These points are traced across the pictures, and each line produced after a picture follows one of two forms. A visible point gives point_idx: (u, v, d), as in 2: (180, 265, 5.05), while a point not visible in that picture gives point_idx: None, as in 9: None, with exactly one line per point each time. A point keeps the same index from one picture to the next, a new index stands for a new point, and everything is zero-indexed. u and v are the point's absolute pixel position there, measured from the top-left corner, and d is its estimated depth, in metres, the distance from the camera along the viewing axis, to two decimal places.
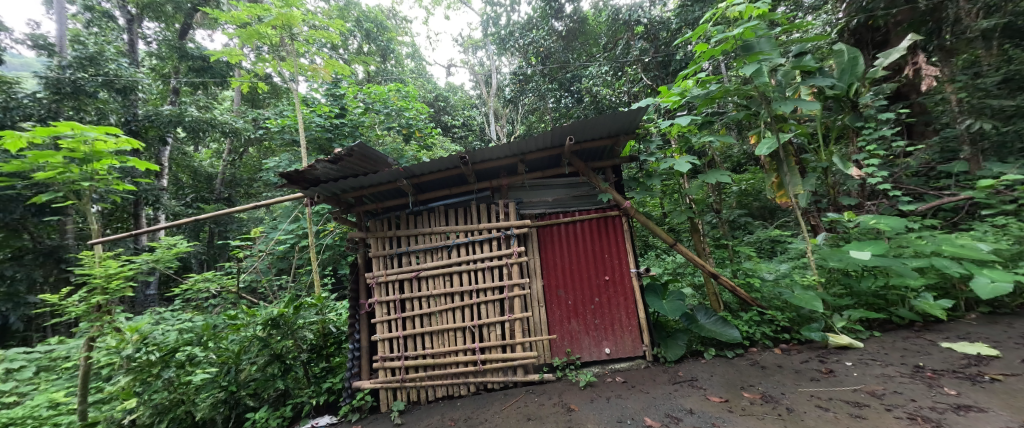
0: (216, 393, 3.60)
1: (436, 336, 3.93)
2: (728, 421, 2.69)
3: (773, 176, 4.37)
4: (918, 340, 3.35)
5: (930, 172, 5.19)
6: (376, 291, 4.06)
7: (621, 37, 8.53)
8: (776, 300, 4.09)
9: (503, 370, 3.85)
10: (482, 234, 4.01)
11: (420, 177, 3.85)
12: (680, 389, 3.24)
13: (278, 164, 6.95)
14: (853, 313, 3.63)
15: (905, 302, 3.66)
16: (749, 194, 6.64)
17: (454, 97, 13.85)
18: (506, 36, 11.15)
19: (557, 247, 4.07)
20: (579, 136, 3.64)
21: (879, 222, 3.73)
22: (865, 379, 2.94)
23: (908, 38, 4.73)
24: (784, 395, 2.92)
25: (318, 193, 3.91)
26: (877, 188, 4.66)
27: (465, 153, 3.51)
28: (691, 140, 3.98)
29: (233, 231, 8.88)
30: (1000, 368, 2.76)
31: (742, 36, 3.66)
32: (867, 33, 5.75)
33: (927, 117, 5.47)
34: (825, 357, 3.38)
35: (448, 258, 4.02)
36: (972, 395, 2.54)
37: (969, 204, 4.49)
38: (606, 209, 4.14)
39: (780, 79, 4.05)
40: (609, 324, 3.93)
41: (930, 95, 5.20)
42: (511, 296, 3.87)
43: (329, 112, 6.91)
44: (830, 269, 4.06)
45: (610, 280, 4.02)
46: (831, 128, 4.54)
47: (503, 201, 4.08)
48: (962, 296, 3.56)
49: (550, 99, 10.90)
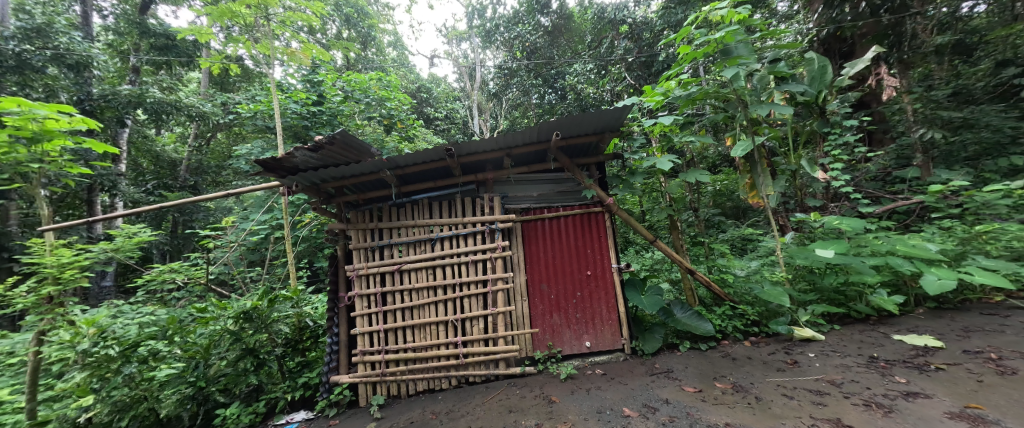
0: (182, 389, 3.44)
1: (418, 329, 3.90)
2: (700, 410, 2.81)
3: (746, 177, 4.56)
4: (873, 333, 3.60)
5: (886, 177, 5.58)
6: (356, 284, 3.99)
7: (606, 36, 8.62)
8: (746, 295, 4.27)
9: (485, 364, 3.88)
10: (467, 228, 4.00)
11: (404, 169, 3.78)
12: (656, 381, 3.36)
13: (249, 152, 6.60)
14: (816, 307, 3.86)
15: (862, 298, 3.92)
16: (723, 194, 6.83)
17: (438, 88, 13.46)
18: (492, 29, 11.17)
19: (540, 241, 4.09)
20: (566, 131, 3.66)
21: (841, 223, 3.96)
22: (826, 369, 3.14)
23: (873, 49, 4.94)
24: (753, 385, 3.08)
25: (296, 183, 3.76)
26: (841, 191, 4.96)
27: (451, 146, 3.48)
28: (672, 139, 4.04)
29: (198, 221, 8.39)
30: (944, 358, 3.00)
31: (723, 39, 3.79)
32: (835, 43, 6.09)
33: (885, 125, 5.90)
34: (791, 349, 3.59)
35: (431, 251, 3.98)
36: (920, 383, 2.76)
37: (920, 207, 4.87)
38: (590, 205, 4.20)
39: (756, 83, 4.19)
40: (590, 318, 4.01)
41: (888, 105, 5.64)
42: (494, 290, 3.89)
43: (306, 98, 6.53)
44: (796, 267, 4.28)
45: (592, 275, 4.09)
46: (801, 132, 4.77)
47: (489, 195, 4.07)
48: (913, 292, 3.84)
49: (534, 95, 10.95)
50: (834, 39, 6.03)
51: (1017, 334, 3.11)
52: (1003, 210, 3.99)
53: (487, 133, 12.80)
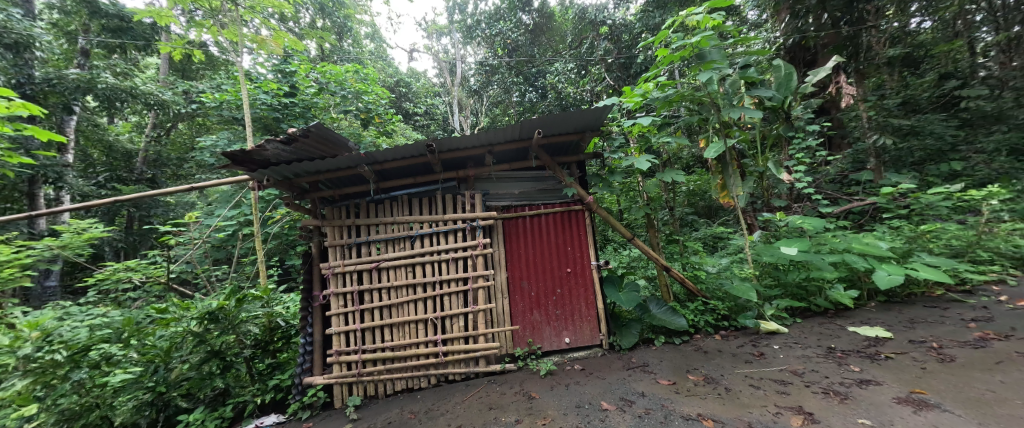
0: (139, 395, 3.24)
1: (396, 328, 3.83)
2: (674, 401, 2.92)
3: (718, 178, 4.75)
4: (831, 325, 3.85)
5: (844, 179, 5.97)
6: (332, 282, 3.87)
7: (586, 37, 8.75)
8: (718, 290, 4.45)
9: (465, 362, 3.86)
10: (447, 225, 3.96)
11: (383, 164, 3.70)
12: (633, 375, 3.45)
13: (214, 144, 6.25)
14: (780, 302, 4.08)
15: (820, 292, 4.17)
16: (696, 194, 7.08)
17: (417, 83, 13.20)
18: (473, 25, 11.09)
19: (521, 239, 4.11)
20: (548, 129, 3.67)
21: (803, 222, 4.20)
22: (789, 360, 3.33)
23: (833, 59, 5.20)
24: (723, 376, 3.22)
25: (267, 176, 3.61)
26: (803, 192, 5.25)
27: (432, 141, 3.43)
28: (650, 140, 4.15)
29: (157, 216, 7.87)
30: (892, 347, 3.24)
31: (698, 44, 3.91)
32: (800, 52, 6.49)
33: (843, 131, 6.30)
34: (757, 342, 3.77)
35: (410, 248, 3.92)
36: (871, 371, 2.97)
37: (872, 208, 5.24)
38: (570, 203, 4.25)
39: (728, 88, 4.35)
40: (569, 315, 4.07)
41: (846, 111, 6.02)
42: (474, 287, 3.87)
43: (277, 89, 6.25)
44: (763, 263, 4.50)
45: (572, 272, 4.14)
46: (767, 135, 4.99)
47: (470, 192, 4.04)
48: (866, 286, 4.13)
49: (514, 93, 10.97)
50: (799, 48, 6.41)
51: (955, 324, 3.40)
52: (944, 211, 4.36)
53: (467, 130, 12.68)
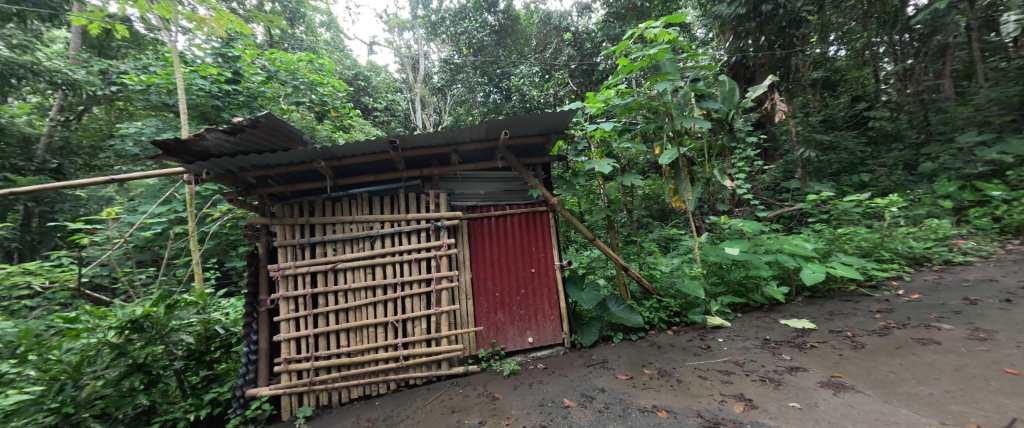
0: (41, 418, 2.67)
1: (353, 332, 3.65)
2: (632, 395, 3.05)
3: (671, 183, 5.04)
4: (766, 319, 4.24)
5: (777, 187, 6.61)
6: (281, 285, 3.61)
7: (551, 41, 9.11)
8: (670, 288, 4.72)
9: (426, 365, 3.76)
10: (410, 225, 3.84)
11: (341, 160, 3.52)
12: (593, 371, 3.56)
13: (139, 131, 5.58)
14: (724, 298, 4.42)
15: (758, 289, 4.58)
16: (651, 197, 7.48)
17: (377, 77, 12.71)
18: (437, 21, 10.91)
19: (486, 240, 4.09)
20: (514, 130, 3.69)
21: (743, 225, 4.58)
22: (732, 352, 3.61)
23: (770, 77, 5.72)
24: (675, 369, 3.42)
25: (207, 169, 3.28)
26: (743, 198, 5.76)
27: (395, 138, 3.30)
28: (611, 145, 4.32)
29: (64, 213, 6.83)
30: (816, 337, 3.64)
31: (656, 56, 4.14)
32: (742, 70, 7.29)
33: (776, 144, 7.00)
34: (705, 335, 4.06)
35: (370, 249, 3.75)
36: (799, 358, 3.31)
37: (800, 213, 5.85)
38: (535, 204, 4.30)
39: (681, 99, 4.64)
40: (533, 315, 4.11)
41: (779, 126, 6.68)
42: (438, 289, 3.79)
43: (218, 75, 5.71)
44: (710, 263, 4.85)
45: (535, 273, 4.19)
46: (713, 144, 5.40)
47: (434, 191, 3.96)
48: (795, 283, 4.60)
49: (479, 93, 10.91)
50: (740, 66, 7.17)
51: (864, 315, 3.88)
52: (855, 217, 4.98)
53: (429, 128, 12.37)
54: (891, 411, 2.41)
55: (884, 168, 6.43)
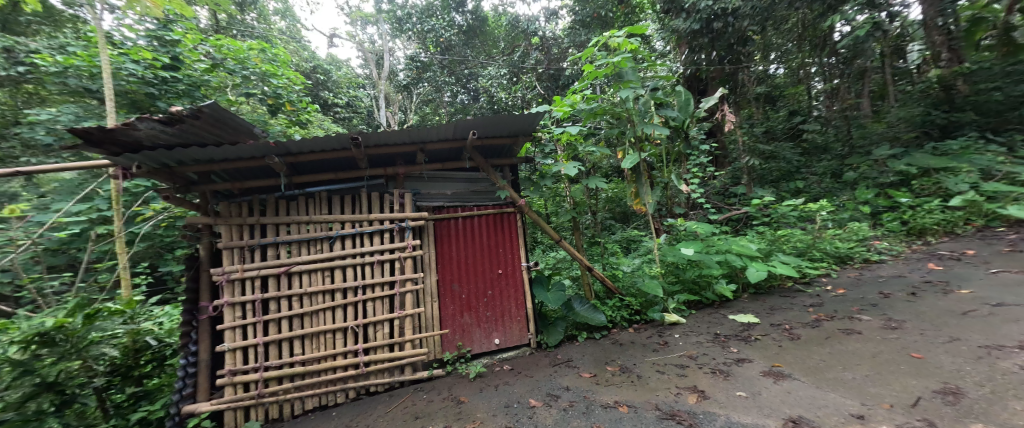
0: None
1: (309, 339, 3.44)
2: (595, 392, 3.13)
3: (632, 186, 5.26)
4: (716, 314, 4.53)
5: (726, 192, 7.10)
6: (226, 291, 3.33)
7: (518, 45, 9.42)
8: (631, 288, 4.91)
9: (388, 371, 3.63)
10: (373, 226, 3.69)
11: (297, 157, 3.31)
12: (558, 370, 3.62)
13: (52, 118, 4.92)
14: (680, 296, 4.67)
15: (709, 286, 4.89)
16: (614, 200, 7.75)
17: (338, 70, 11.96)
18: (402, 17, 10.49)
19: (452, 241, 4.02)
20: (483, 131, 3.66)
21: (697, 227, 4.87)
22: (687, 346, 3.82)
23: (720, 89, 6.11)
24: (635, 365, 3.55)
25: (138, 161, 2.97)
26: (697, 201, 6.14)
27: (358, 135, 3.16)
28: (577, 148, 4.42)
29: None
30: (760, 330, 3.94)
31: (619, 64, 4.31)
32: (695, 82, 7.73)
33: (725, 152, 7.55)
34: (662, 332, 4.26)
35: (328, 251, 3.56)
36: (745, 350, 3.56)
37: (746, 217, 6.33)
38: (503, 206, 4.30)
39: (642, 107, 4.87)
40: (500, 316, 4.10)
41: (728, 135, 7.20)
42: (402, 292, 3.67)
43: (153, 60, 5.18)
44: (667, 263, 5.11)
45: (503, 274, 4.19)
46: (671, 150, 5.68)
47: (399, 191, 3.84)
48: (741, 281, 4.96)
49: (446, 93, 10.81)
50: (694, 78, 7.60)
51: (799, 309, 4.25)
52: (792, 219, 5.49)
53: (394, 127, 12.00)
54: (822, 395, 2.66)
55: (816, 175, 7.11)
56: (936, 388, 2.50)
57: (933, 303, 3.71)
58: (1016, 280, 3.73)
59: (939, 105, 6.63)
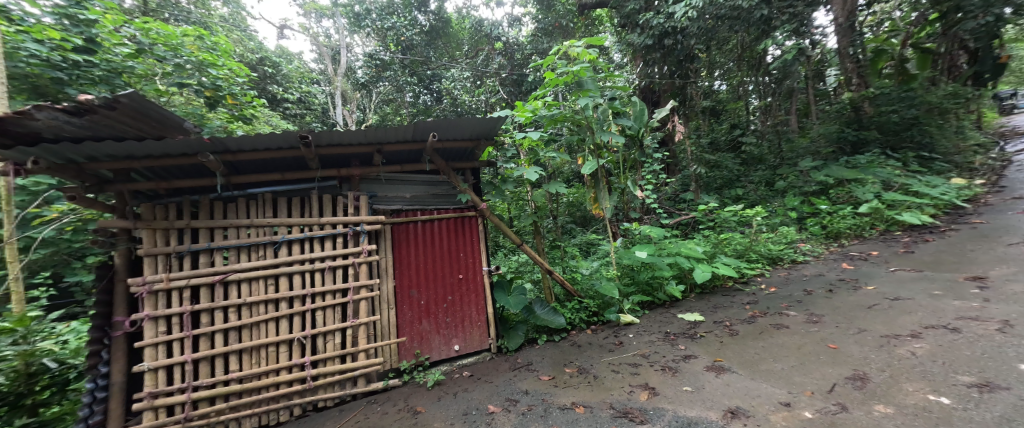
0: None
1: (248, 354, 3.16)
2: (553, 394, 3.17)
3: (592, 192, 5.44)
4: (667, 314, 4.79)
5: (677, 198, 7.57)
6: (148, 303, 2.97)
7: (482, 49, 9.51)
8: (590, 290, 5.06)
9: (339, 384, 3.43)
10: (324, 230, 3.49)
11: (238, 155, 3.06)
12: (518, 374, 3.63)
13: None
14: (634, 298, 4.89)
15: (661, 287, 5.16)
16: (575, 205, 7.95)
17: (289, 63, 11.08)
18: (361, 13, 9.98)
19: (411, 245, 3.90)
20: (444, 134, 3.60)
21: (650, 230, 5.14)
22: (640, 345, 4.00)
23: (671, 102, 6.50)
24: (592, 366, 3.65)
25: (36, 154, 2.60)
26: (650, 206, 6.49)
27: (308, 134, 2.97)
28: (538, 154, 4.48)
29: None
30: (706, 327, 4.22)
31: (578, 73, 4.46)
32: (649, 94, 8.43)
33: (676, 160, 8.07)
34: (618, 332, 4.42)
35: (273, 257, 3.30)
36: (692, 347, 3.80)
37: (694, 221, 6.79)
38: (464, 209, 4.25)
39: (601, 115, 5.06)
40: (460, 322, 4.04)
41: (678, 145, 7.70)
42: (356, 299, 3.50)
43: (62, 40, 4.52)
44: (623, 265, 5.33)
45: (463, 279, 4.13)
46: (627, 157, 5.92)
47: (353, 193, 3.67)
48: (689, 281, 5.29)
49: (408, 93, 10.51)
50: (648, 91, 8.31)
51: (738, 307, 4.61)
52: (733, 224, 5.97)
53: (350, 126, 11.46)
54: (756, 386, 2.90)
55: (752, 184, 7.78)
56: (848, 374, 2.81)
57: (847, 299, 4.19)
58: (909, 276, 4.33)
59: (850, 123, 7.55)
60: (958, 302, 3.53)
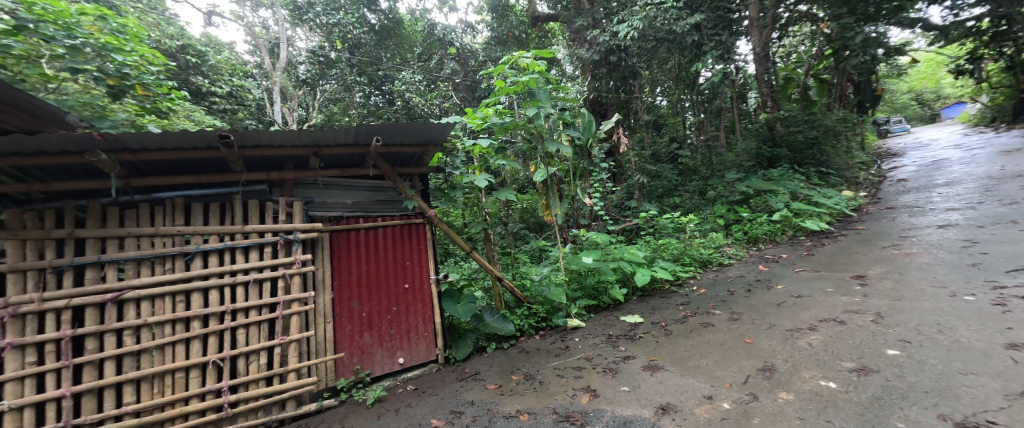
0: None
1: (151, 382, 2.79)
2: (499, 404, 3.18)
3: (543, 199, 5.56)
4: (611, 316, 5.02)
5: (622, 205, 8.01)
6: (12, 329, 2.49)
7: (434, 53, 9.47)
8: (539, 296, 5.16)
9: (265, 408, 3.15)
10: (249, 239, 3.20)
11: (144, 154, 2.75)
12: (464, 385, 3.60)
13: None
14: (581, 302, 5.07)
15: (606, 291, 5.41)
16: (529, 211, 8.08)
17: (218, 53, 10.01)
18: (302, 5, 9.18)
19: (353, 255, 3.73)
20: (388, 138, 3.49)
21: (597, 237, 5.38)
22: (584, 349, 4.15)
23: (616, 115, 6.86)
24: (538, 372, 3.72)
25: None
26: (597, 214, 6.80)
27: (230, 133, 2.73)
28: (488, 161, 4.50)
29: None
30: (645, 328, 4.49)
31: (528, 83, 4.56)
32: (598, 106, 8.90)
33: (621, 170, 8.54)
34: (565, 336, 4.56)
35: (184, 270, 2.96)
36: (630, 348, 4.02)
37: (636, 228, 7.22)
38: (411, 216, 4.15)
39: (551, 125, 5.20)
40: (405, 333, 3.91)
41: (623, 155, 8.17)
42: (287, 314, 3.25)
43: None
44: (571, 271, 5.51)
45: (409, 288, 4.02)
46: (576, 167, 6.10)
47: (285, 199, 3.44)
48: (632, 285, 5.61)
49: (357, 93, 10.04)
50: (596, 103, 8.76)
51: (673, 308, 4.97)
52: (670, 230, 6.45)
53: (291, 125, 10.68)
54: (684, 382, 3.13)
55: (688, 193, 8.46)
56: (760, 366, 3.15)
57: (763, 297, 4.70)
58: (810, 276, 4.96)
59: (766, 141, 8.52)
60: (845, 298, 4.11)
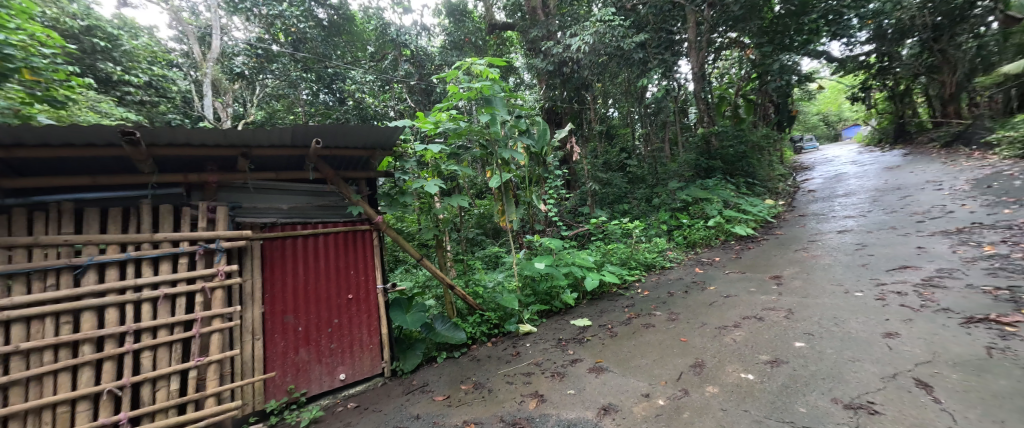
0: None
1: (29, 419, 2.40)
2: (446, 416, 3.15)
3: (498, 204, 5.59)
4: (561, 320, 5.16)
5: (576, 212, 8.26)
6: None
7: (388, 54, 9.43)
8: (491, 302, 5.17)
9: None
10: (160, 249, 2.88)
11: (30, 150, 2.45)
12: (411, 398, 3.53)
13: None
14: (533, 308, 5.15)
15: (557, 296, 5.54)
16: (485, 217, 8.08)
17: (135, 37, 8.79)
18: None
19: (288, 266, 3.54)
20: (328, 141, 3.37)
21: (549, 242, 5.51)
22: (534, 354, 4.23)
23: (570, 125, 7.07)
24: (488, 380, 3.73)
25: None
26: (551, 219, 6.97)
27: (136, 130, 2.49)
28: (440, 166, 4.46)
29: None
30: (592, 331, 4.66)
31: (482, 89, 4.59)
32: (552, 115, 8.67)
33: (575, 177, 8.81)
34: (516, 343, 4.61)
35: (73, 287, 2.58)
36: (578, 351, 4.16)
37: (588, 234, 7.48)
38: (355, 222, 4.03)
39: (505, 131, 5.25)
40: (346, 348, 3.77)
41: (576, 163, 8.44)
42: (208, 333, 2.97)
43: None
44: (524, 276, 5.59)
45: (352, 299, 3.88)
46: (533, 174, 6.17)
47: (206, 204, 3.18)
48: (582, 290, 5.79)
49: (304, 90, 9.52)
50: (551, 112, 8.56)
51: (619, 310, 5.20)
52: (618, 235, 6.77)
53: (229, 121, 9.86)
54: (626, 382, 3.29)
55: (636, 200, 8.91)
56: (691, 362, 3.39)
57: (697, 298, 5.06)
58: (738, 277, 5.42)
59: (704, 153, 9.22)
60: (764, 297, 4.53)
